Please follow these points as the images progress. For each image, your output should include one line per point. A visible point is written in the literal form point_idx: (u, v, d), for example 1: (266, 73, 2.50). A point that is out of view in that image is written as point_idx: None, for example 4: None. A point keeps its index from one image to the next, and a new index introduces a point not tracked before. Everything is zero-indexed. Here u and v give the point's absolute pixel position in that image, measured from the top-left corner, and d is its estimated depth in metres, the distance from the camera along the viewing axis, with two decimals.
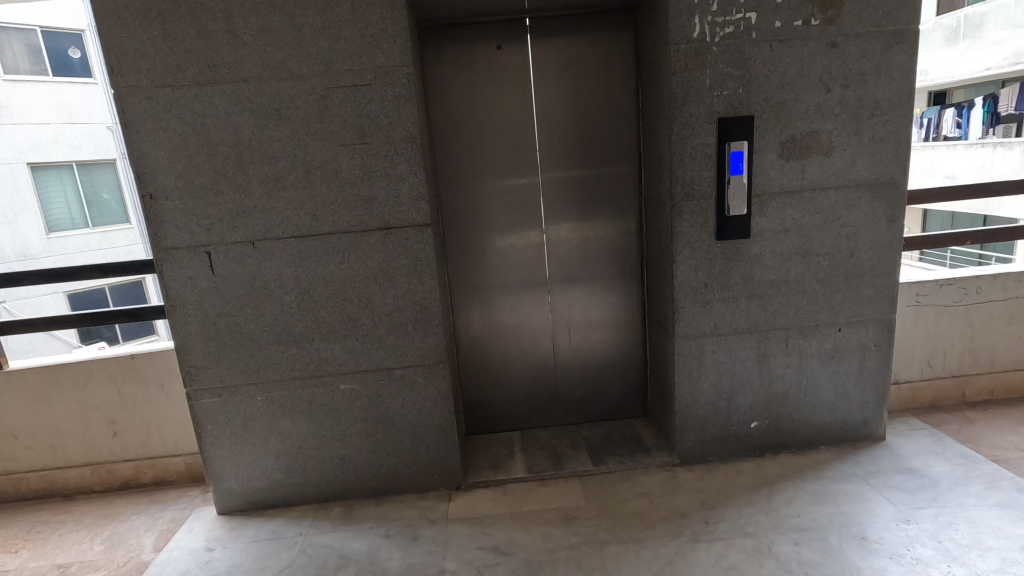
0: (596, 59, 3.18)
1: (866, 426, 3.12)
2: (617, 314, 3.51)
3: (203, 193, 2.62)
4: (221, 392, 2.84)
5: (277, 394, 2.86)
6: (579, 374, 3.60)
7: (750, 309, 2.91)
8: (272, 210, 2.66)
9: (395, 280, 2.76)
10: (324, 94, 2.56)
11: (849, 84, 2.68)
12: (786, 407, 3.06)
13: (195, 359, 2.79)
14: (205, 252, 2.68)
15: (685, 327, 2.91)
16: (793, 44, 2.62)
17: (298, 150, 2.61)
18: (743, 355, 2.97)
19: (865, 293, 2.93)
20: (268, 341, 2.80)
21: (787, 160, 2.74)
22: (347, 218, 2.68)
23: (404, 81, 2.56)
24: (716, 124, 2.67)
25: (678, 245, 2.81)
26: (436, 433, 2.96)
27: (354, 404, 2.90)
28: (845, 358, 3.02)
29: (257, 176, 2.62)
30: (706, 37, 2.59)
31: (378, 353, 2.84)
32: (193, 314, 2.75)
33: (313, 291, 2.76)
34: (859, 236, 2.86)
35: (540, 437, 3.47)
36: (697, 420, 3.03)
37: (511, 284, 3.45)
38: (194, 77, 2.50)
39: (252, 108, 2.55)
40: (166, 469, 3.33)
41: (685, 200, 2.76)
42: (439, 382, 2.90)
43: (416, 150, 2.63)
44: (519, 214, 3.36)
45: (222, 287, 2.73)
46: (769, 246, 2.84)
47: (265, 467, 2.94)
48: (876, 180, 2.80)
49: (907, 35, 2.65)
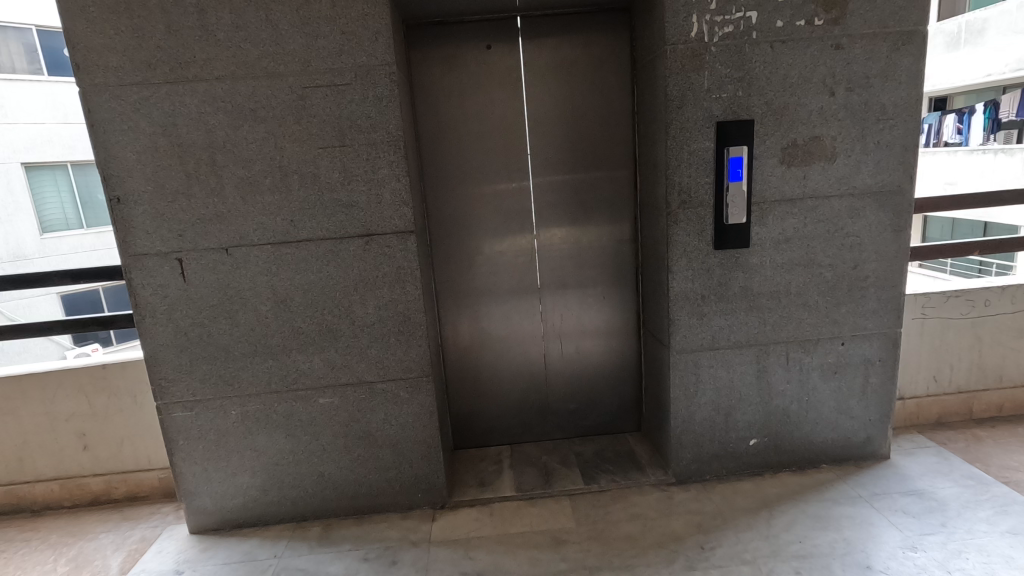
0: (589, 60, 3.06)
1: (870, 444, 2.98)
2: (611, 324, 3.38)
3: (175, 197, 2.49)
4: (193, 406, 2.70)
5: (252, 409, 2.73)
6: (571, 387, 3.47)
7: (749, 322, 2.78)
8: (247, 215, 2.52)
9: (377, 290, 2.63)
10: (302, 94, 2.43)
11: (854, 87, 2.56)
12: (786, 424, 2.92)
13: (166, 371, 2.66)
14: (176, 259, 2.55)
15: (681, 340, 2.78)
16: (796, 45, 2.49)
17: (275, 152, 2.48)
18: (742, 370, 2.84)
19: (870, 306, 2.80)
20: (243, 352, 2.67)
21: (789, 167, 2.62)
22: (326, 224, 2.55)
23: (386, 81, 2.43)
24: (714, 128, 2.55)
25: (674, 254, 2.68)
26: (420, 450, 2.82)
27: (334, 419, 2.76)
28: (848, 372, 2.88)
29: (231, 179, 2.49)
30: (705, 37, 2.46)
31: (358, 366, 2.71)
32: (163, 323, 2.61)
33: (290, 301, 2.63)
34: (864, 246, 2.73)
35: (529, 452, 3.34)
36: (693, 438, 2.90)
37: (500, 294, 3.33)
38: (165, 75, 2.38)
39: (225, 108, 2.42)
40: (138, 484, 3.18)
41: (682, 208, 2.63)
42: (423, 396, 2.76)
43: (399, 153, 2.50)
44: (509, 220, 3.23)
45: (194, 295, 2.59)
46: (769, 256, 2.71)
47: (239, 484, 2.81)
48: (881, 188, 2.67)
49: (914, 36, 2.52)
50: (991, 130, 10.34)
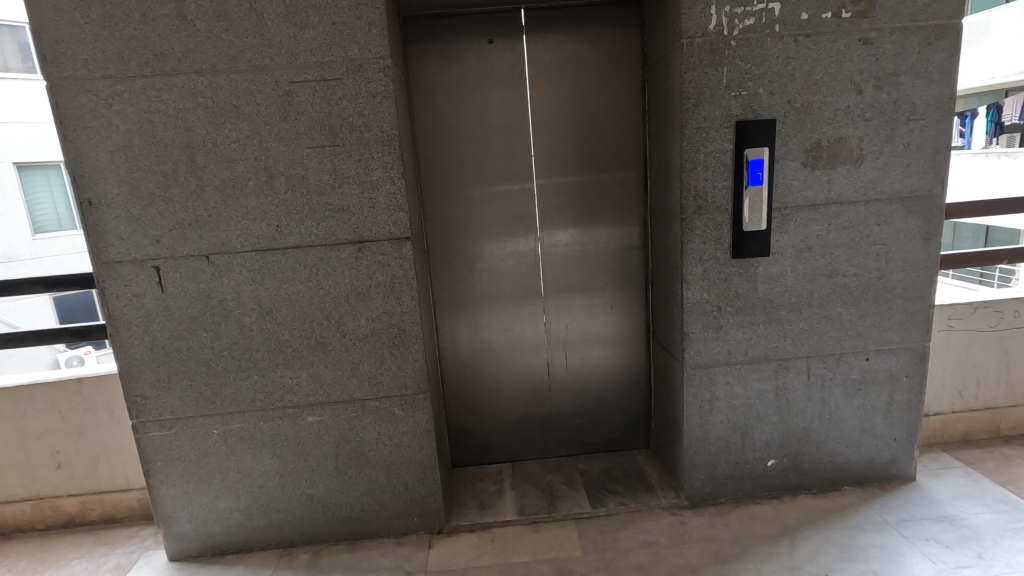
0: (598, 56, 2.88)
1: (895, 465, 2.81)
2: (618, 334, 3.20)
3: (151, 200, 2.30)
4: (171, 425, 2.51)
5: (235, 427, 2.54)
6: (576, 402, 3.29)
7: (769, 335, 2.60)
8: (230, 220, 2.34)
9: (369, 301, 2.45)
10: (289, 89, 2.24)
11: (882, 85, 2.38)
12: (806, 443, 2.74)
13: (142, 388, 2.47)
14: (153, 267, 2.36)
15: (695, 354, 2.60)
16: (821, 40, 2.32)
17: (259, 152, 2.29)
18: (760, 386, 2.66)
19: (896, 318, 2.63)
20: (225, 368, 2.48)
21: (812, 170, 2.44)
22: (315, 229, 2.36)
23: (380, 76, 2.25)
24: (734, 127, 2.37)
25: (689, 263, 2.50)
26: (416, 471, 2.63)
27: (323, 439, 2.58)
28: (873, 389, 2.71)
29: (212, 181, 2.30)
30: (724, 30, 2.29)
31: (349, 383, 2.52)
32: (138, 336, 2.42)
33: (276, 312, 2.44)
34: (891, 255, 2.56)
35: (532, 471, 3.16)
36: (707, 458, 2.72)
37: (502, 303, 3.15)
38: (140, 68, 2.19)
39: (206, 104, 2.24)
40: (116, 506, 2.98)
41: (697, 214, 2.45)
42: (419, 414, 2.58)
43: (394, 154, 2.32)
44: (511, 225, 3.05)
45: (173, 306, 2.40)
46: (790, 265, 2.53)
47: (222, 508, 2.61)
48: (910, 193, 2.49)
49: (948, 30, 2.35)
50: (965, 137, 7.19)
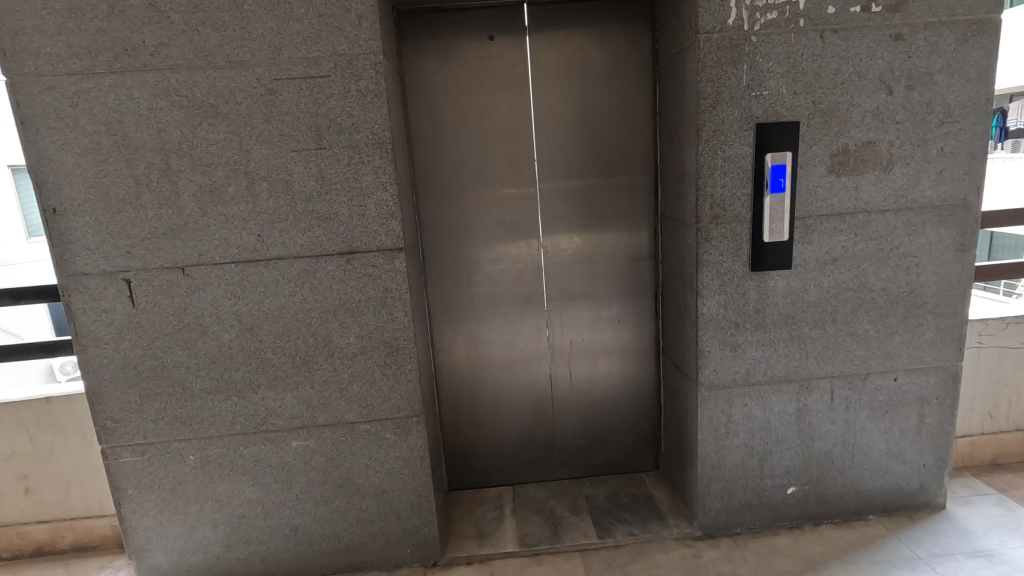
0: (606, 54, 2.71)
1: (924, 492, 2.61)
2: (626, 349, 3.01)
3: (121, 207, 2.12)
4: (144, 450, 2.32)
5: (213, 453, 2.34)
6: (581, 421, 3.10)
7: (790, 354, 2.41)
8: (208, 229, 2.15)
9: (359, 316, 2.26)
10: (271, 87, 2.06)
11: (915, 85, 2.20)
12: (829, 468, 2.55)
13: (111, 410, 2.28)
14: (124, 280, 2.17)
15: (711, 373, 2.41)
16: (849, 36, 2.15)
17: (239, 155, 2.11)
18: (781, 408, 2.47)
19: (927, 336, 2.44)
20: (202, 389, 2.29)
21: (838, 176, 2.26)
22: (300, 239, 2.18)
23: (371, 73, 2.07)
24: (754, 130, 2.19)
25: (705, 276, 2.31)
26: (409, 499, 2.44)
27: (309, 466, 2.38)
28: (901, 412, 2.52)
29: (188, 187, 2.12)
30: (744, 25, 2.11)
31: (337, 405, 2.33)
32: (108, 355, 2.23)
33: (258, 329, 2.25)
34: (922, 268, 2.37)
35: (534, 495, 2.96)
36: (723, 485, 2.53)
37: (503, 315, 2.96)
38: (109, 64, 2.01)
39: (181, 103, 2.05)
40: (88, 533, 2.78)
41: (714, 223, 2.27)
42: (412, 437, 2.38)
43: (386, 158, 2.14)
44: (513, 234, 2.87)
45: (146, 323, 2.21)
46: (814, 279, 2.35)
47: (199, 539, 2.42)
48: (944, 202, 2.31)
49: (987, 26, 2.17)
50: None
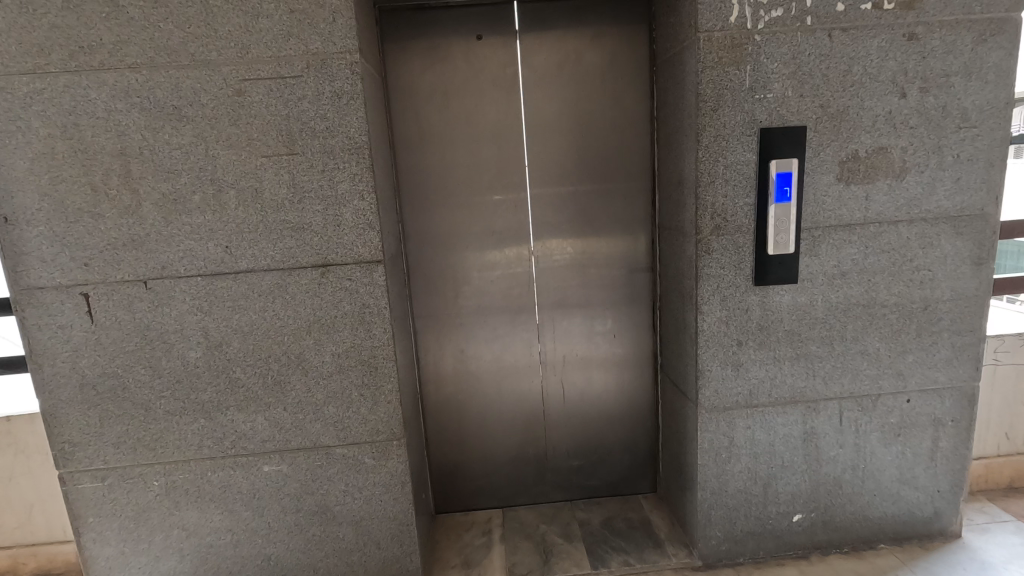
0: (601, 55, 2.57)
1: (938, 520, 2.45)
2: (622, 364, 2.86)
3: (77, 216, 1.97)
4: (104, 476, 2.17)
5: (178, 479, 2.19)
6: (575, 441, 2.94)
7: (795, 373, 2.26)
8: (171, 240, 2.00)
9: (334, 333, 2.11)
10: (239, 88, 1.92)
11: (930, 87, 2.06)
12: (838, 495, 2.40)
13: (69, 433, 2.13)
14: (81, 294, 2.02)
15: (712, 394, 2.25)
16: (859, 35, 2.01)
17: (204, 161, 1.96)
18: (785, 431, 2.31)
19: (942, 355, 2.29)
20: (167, 411, 2.14)
21: (847, 185, 2.12)
22: (271, 251, 2.03)
23: (346, 74, 1.93)
24: (757, 136, 2.05)
25: (704, 290, 2.16)
26: (389, 528, 2.28)
27: (282, 492, 2.23)
28: (914, 435, 2.36)
29: (150, 195, 1.97)
30: (747, 23, 1.97)
31: (313, 428, 2.18)
32: (65, 374, 2.08)
33: (226, 347, 2.10)
34: (937, 283, 2.22)
35: (525, 519, 2.81)
36: (724, 512, 2.37)
37: (492, 329, 2.81)
38: (64, 62, 1.86)
39: (142, 105, 1.91)
40: (50, 560, 2.62)
41: (715, 234, 2.12)
42: (391, 462, 2.23)
43: (363, 164, 1.99)
44: (502, 243, 2.72)
45: (105, 340, 2.06)
46: (821, 294, 2.20)
47: (165, 570, 2.26)
48: (960, 212, 2.17)
49: (1006, 25, 2.03)
50: None
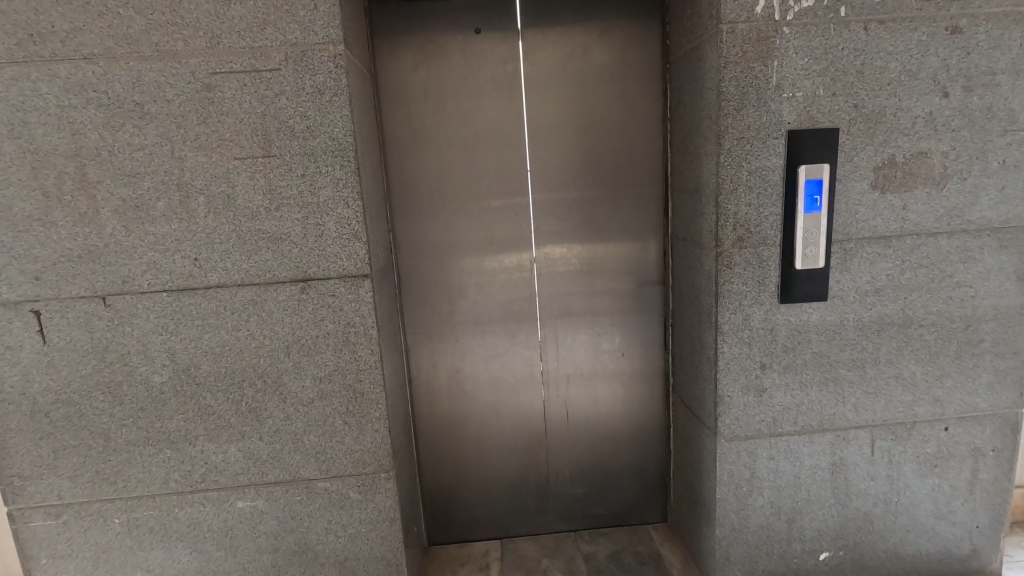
0: (610, 51, 2.37)
1: (977, 558, 2.24)
2: (630, 384, 2.66)
3: (27, 225, 1.76)
4: (59, 513, 1.95)
5: (142, 516, 1.97)
6: (579, 466, 2.73)
7: (824, 399, 2.06)
8: (134, 252, 1.80)
9: (316, 355, 1.90)
10: (208, 82, 1.72)
11: (974, 86, 1.87)
12: (869, 531, 2.19)
13: (20, 466, 1.91)
14: (32, 311, 1.81)
15: (733, 421, 2.05)
16: (898, 27, 1.82)
17: (170, 163, 1.76)
18: (812, 461, 2.11)
19: (983, 379, 2.09)
20: (129, 441, 1.92)
21: (882, 193, 1.92)
22: (246, 265, 1.82)
23: (329, 67, 1.73)
24: (785, 139, 1.86)
25: (725, 308, 1.96)
26: (375, 569, 2.06)
27: (257, 530, 2.00)
28: (952, 466, 2.16)
29: (110, 202, 1.77)
30: (775, 13, 1.78)
31: (292, 459, 1.97)
32: (12, 399, 1.86)
33: (195, 370, 1.89)
34: (979, 300, 2.02)
35: (525, 552, 2.59)
36: (745, 551, 2.16)
37: (491, 346, 2.60)
38: (12, 52, 1.66)
39: (99, 101, 1.71)
40: None
41: (737, 246, 1.92)
42: (378, 496, 2.01)
43: (347, 167, 1.79)
44: (502, 254, 2.52)
45: (60, 363, 1.85)
46: (853, 313, 2.00)
47: None
48: (1005, 224, 1.97)
49: None
50: None
